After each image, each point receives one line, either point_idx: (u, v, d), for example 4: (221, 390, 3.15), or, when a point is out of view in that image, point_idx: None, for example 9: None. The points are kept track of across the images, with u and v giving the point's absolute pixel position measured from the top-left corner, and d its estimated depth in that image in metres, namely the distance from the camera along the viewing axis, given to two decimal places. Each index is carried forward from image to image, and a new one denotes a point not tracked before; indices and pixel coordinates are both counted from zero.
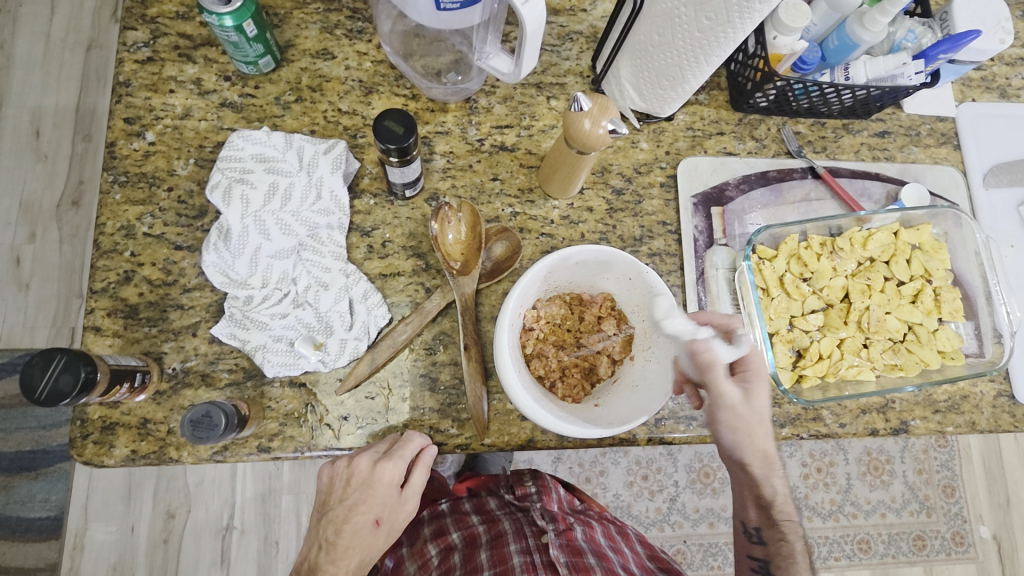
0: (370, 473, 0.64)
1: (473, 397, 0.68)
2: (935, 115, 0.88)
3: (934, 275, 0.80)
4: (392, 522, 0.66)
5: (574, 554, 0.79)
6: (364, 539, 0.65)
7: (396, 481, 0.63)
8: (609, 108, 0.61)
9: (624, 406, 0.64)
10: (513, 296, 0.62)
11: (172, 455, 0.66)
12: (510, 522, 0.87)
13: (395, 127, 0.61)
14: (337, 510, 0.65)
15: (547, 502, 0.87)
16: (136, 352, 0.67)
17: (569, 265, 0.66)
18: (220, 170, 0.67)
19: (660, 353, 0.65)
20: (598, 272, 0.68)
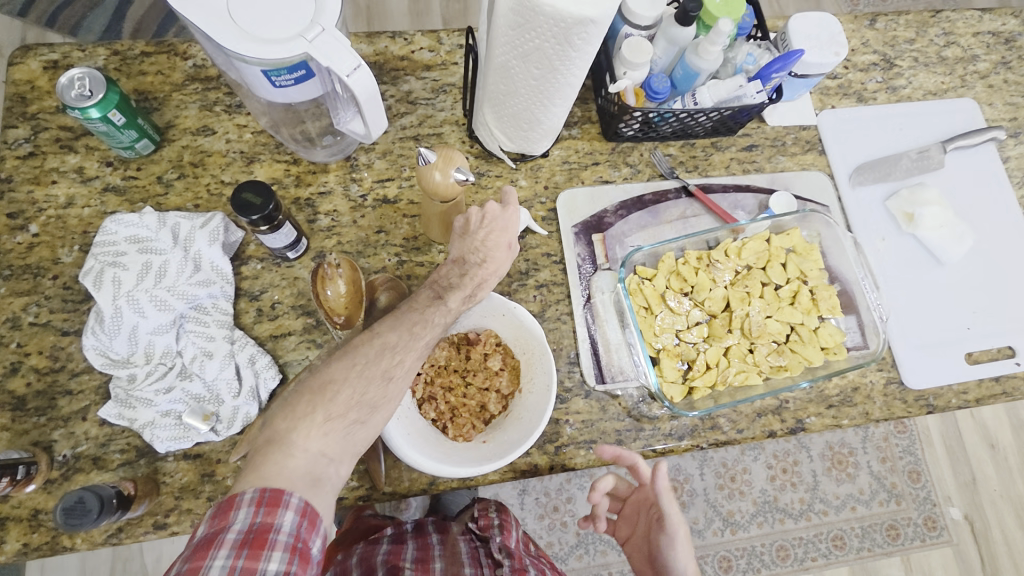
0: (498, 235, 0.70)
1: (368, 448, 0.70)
2: (798, 125, 0.94)
3: (809, 276, 0.84)
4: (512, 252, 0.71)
5: None
6: (500, 262, 0.68)
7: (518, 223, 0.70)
8: (455, 158, 0.65)
9: (508, 440, 0.66)
10: None
11: (65, 543, 0.66)
12: (465, 552, 0.88)
13: (252, 199, 0.64)
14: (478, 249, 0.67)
15: (506, 536, 0.87)
16: (25, 444, 0.68)
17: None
18: (94, 256, 0.68)
19: (539, 384, 0.67)
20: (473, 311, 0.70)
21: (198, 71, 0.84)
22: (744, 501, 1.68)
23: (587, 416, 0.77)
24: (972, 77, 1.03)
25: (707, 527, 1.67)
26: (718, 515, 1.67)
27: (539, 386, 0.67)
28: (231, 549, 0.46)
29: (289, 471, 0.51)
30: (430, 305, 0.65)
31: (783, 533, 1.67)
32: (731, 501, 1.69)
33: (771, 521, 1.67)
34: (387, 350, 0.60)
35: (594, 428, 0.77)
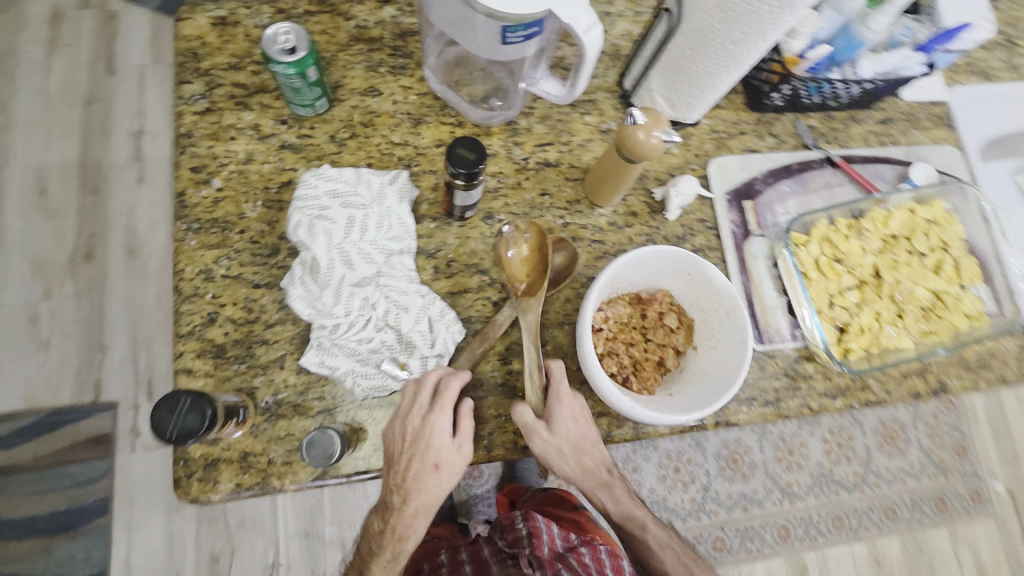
0: (404, 435, 0.68)
1: (557, 406, 0.70)
2: (930, 100, 0.96)
3: (950, 245, 0.87)
4: (450, 466, 0.69)
5: None
6: (428, 482, 0.69)
7: (447, 429, 0.67)
8: (661, 119, 0.67)
9: (698, 394, 0.70)
10: (591, 297, 0.68)
11: (275, 484, 0.68)
12: (498, 570, 0.86)
13: (466, 154, 0.66)
14: (402, 463, 0.68)
15: (536, 546, 0.84)
16: (229, 390, 0.70)
17: (634, 266, 0.72)
18: (299, 209, 0.69)
19: (725, 340, 0.71)
20: (658, 270, 0.74)
21: (361, 31, 0.84)
22: (802, 472, 1.71)
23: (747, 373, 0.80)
24: None
25: (766, 497, 1.68)
26: (778, 486, 1.69)
27: (727, 341, 0.71)
28: None
29: (419, 519, 0.72)
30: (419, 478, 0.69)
31: (839, 503, 1.70)
32: (790, 472, 1.71)
33: (828, 492, 1.71)
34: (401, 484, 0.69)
35: (754, 386, 0.80)
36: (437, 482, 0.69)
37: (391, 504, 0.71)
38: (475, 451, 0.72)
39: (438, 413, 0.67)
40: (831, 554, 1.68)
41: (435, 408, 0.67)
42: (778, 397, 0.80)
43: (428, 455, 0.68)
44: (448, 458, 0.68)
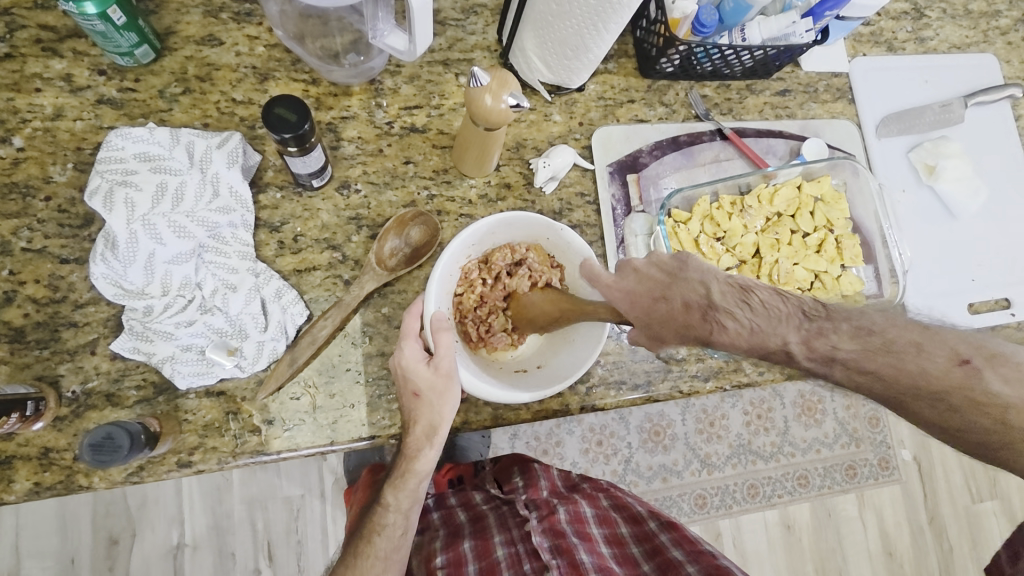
0: (399, 370, 0.63)
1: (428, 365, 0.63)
2: (831, 72, 0.92)
3: (835, 225, 0.84)
4: (431, 391, 0.62)
5: (558, 536, 0.79)
6: (420, 410, 0.63)
7: (418, 356, 0.62)
8: (509, 82, 0.60)
9: (564, 361, 0.67)
10: (435, 276, 0.64)
11: (81, 482, 0.62)
12: (495, 517, 0.90)
13: (286, 115, 0.58)
14: (403, 391, 0.64)
15: (533, 493, 0.90)
16: (28, 379, 0.62)
17: (491, 235, 0.68)
18: (100, 174, 0.61)
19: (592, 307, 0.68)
20: (518, 239, 0.70)
21: None
22: (721, 444, 1.70)
23: (620, 356, 0.77)
24: (993, 33, 1.02)
25: (685, 467, 1.68)
26: (696, 457, 1.68)
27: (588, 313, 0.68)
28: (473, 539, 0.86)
29: (422, 458, 0.66)
30: (412, 403, 0.63)
31: (754, 472, 1.70)
32: (708, 444, 1.70)
33: (744, 462, 1.70)
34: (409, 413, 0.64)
35: (626, 369, 0.77)
36: (441, 389, 0.62)
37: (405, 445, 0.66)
38: (316, 442, 0.67)
39: (402, 345, 0.63)
40: (744, 522, 1.69)
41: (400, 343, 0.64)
42: (649, 380, 0.77)
43: (406, 382, 0.63)
44: (425, 382, 0.62)
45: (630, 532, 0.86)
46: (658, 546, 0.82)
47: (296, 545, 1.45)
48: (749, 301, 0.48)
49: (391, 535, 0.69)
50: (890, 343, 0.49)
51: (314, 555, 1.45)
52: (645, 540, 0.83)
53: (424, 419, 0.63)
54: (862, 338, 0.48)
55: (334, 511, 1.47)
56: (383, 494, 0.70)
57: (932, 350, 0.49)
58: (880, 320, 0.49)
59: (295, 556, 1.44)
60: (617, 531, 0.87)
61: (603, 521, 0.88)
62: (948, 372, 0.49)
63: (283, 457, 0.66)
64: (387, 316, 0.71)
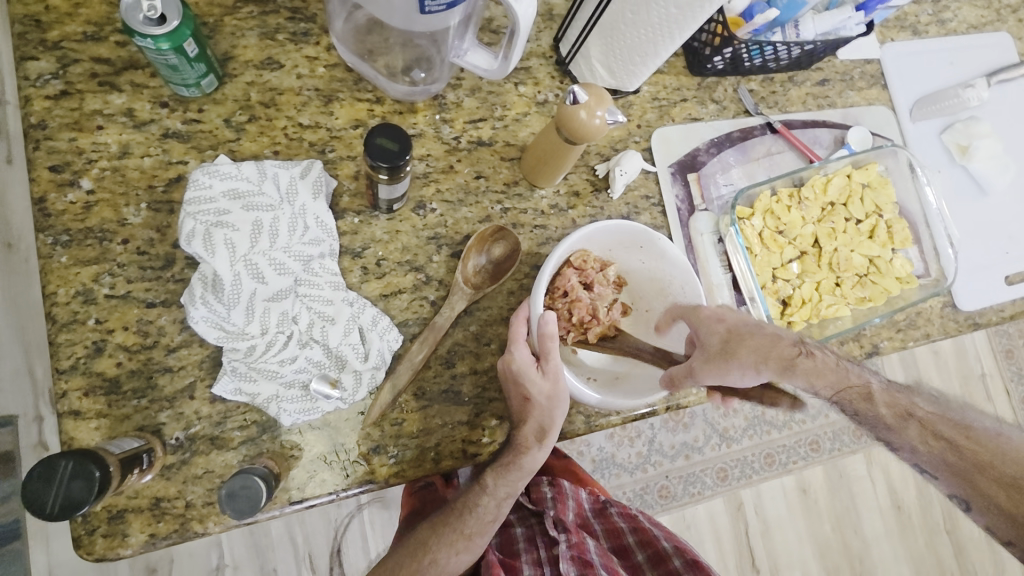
0: (511, 373, 0.65)
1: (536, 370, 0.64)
2: (864, 59, 0.95)
3: (884, 209, 0.88)
4: (542, 394, 0.64)
5: (585, 567, 0.81)
6: (529, 413, 0.65)
7: (529, 362, 0.64)
8: (604, 98, 0.60)
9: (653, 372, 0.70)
10: (542, 276, 0.65)
11: (197, 528, 0.61)
12: (524, 530, 0.90)
13: (388, 144, 0.57)
14: (512, 396, 0.66)
15: (562, 511, 0.87)
16: (130, 430, 0.61)
17: (586, 240, 0.70)
18: (193, 216, 0.58)
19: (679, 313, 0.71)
20: (608, 243, 0.72)
21: None
22: (738, 417, 1.75)
23: None
24: (1005, 11, 1.06)
25: (706, 444, 1.73)
26: (716, 432, 1.73)
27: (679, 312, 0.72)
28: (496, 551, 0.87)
29: (527, 460, 0.67)
30: (522, 407, 0.65)
31: (770, 442, 1.77)
32: (726, 417, 1.75)
33: (760, 432, 1.75)
34: (519, 416, 0.66)
35: None
36: (554, 392, 0.65)
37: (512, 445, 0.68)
38: (421, 465, 0.68)
39: (514, 350, 0.65)
40: (765, 489, 1.76)
41: (509, 348, 0.66)
42: None
43: (517, 387, 0.65)
44: (536, 386, 0.64)
45: (647, 559, 0.88)
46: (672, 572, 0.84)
47: (337, 555, 1.45)
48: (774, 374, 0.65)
49: (479, 516, 0.70)
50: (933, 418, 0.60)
51: (356, 562, 1.45)
52: None
53: (534, 422, 0.65)
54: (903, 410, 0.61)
55: (371, 517, 1.48)
56: (483, 477, 0.70)
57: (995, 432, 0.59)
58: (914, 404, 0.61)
59: (337, 566, 1.44)
60: (635, 559, 0.89)
61: (621, 550, 0.90)
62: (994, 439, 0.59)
63: (391, 482, 0.67)
64: (476, 334, 0.72)
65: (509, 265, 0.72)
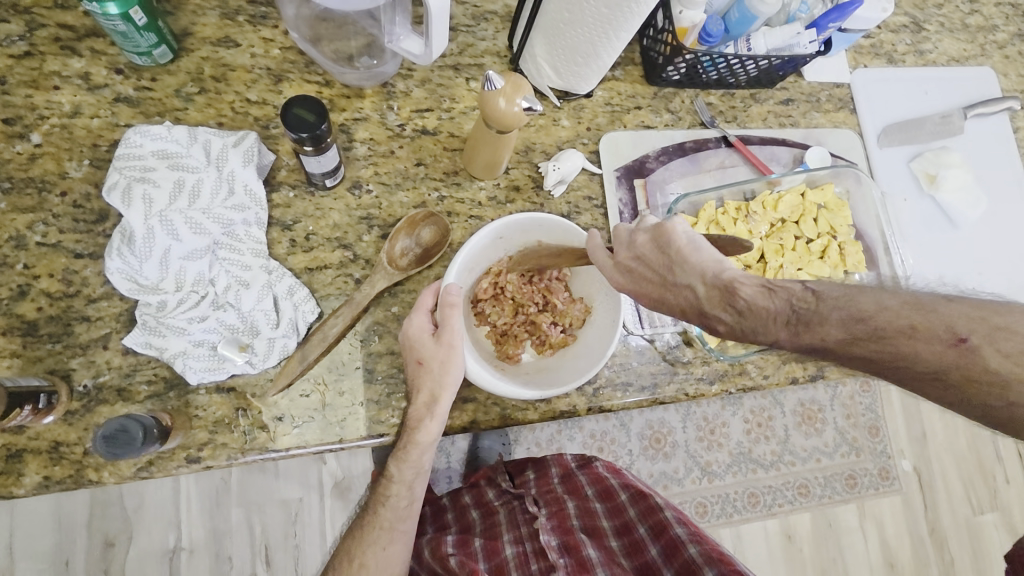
0: (406, 339, 0.66)
1: (433, 339, 0.65)
2: (833, 82, 0.94)
3: (839, 231, 0.86)
4: (433, 361, 0.64)
5: (565, 535, 0.82)
6: (421, 379, 0.65)
7: (426, 327, 0.65)
8: (523, 86, 0.61)
9: (562, 374, 0.69)
10: (458, 261, 0.66)
11: (91, 476, 0.62)
12: (505, 513, 0.88)
13: (305, 115, 0.59)
14: (409, 361, 0.66)
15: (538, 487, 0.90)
16: (40, 372, 0.63)
17: (519, 232, 0.71)
18: (118, 170, 0.63)
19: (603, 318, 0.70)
20: (546, 239, 0.72)
21: None
22: (721, 452, 1.57)
23: (626, 359, 0.79)
24: (990, 46, 1.04)
25: (686, 476, 1.55)
26: (697, 465, 1.56)
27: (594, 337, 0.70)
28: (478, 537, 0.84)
29: (419, 434, 0.66)
30: (415, 375, 0.65)
31: (754, 481, 1.58)
32: (709, 451, 1.57)
33: (744, 471, 1.58)
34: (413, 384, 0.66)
35: (631, 372, 0.79)
36: (446, 358, 0.64)
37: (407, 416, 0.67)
38: (324, 440, 0.67)
39: (412, 316, 0.66)
40: (745, 531, 1.57)
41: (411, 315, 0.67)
42: (654, 383, 0.79)
43: (411, 352, 0.66)
44: (430, 352, 0.64)
45: (629, 499, 0.88)
46: (652, 508, 0.84)
47: (293, 549, 1.37)
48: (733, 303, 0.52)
49: (395, 505, 0.73)
50: (879, 330, 0.49)
51: (311, 560, 1.37)
52: (647, 513, 0.84)
53: (426, 394, 0.65)
54: (850, 327, 0.50)
55: (330, 516, 1.39)
56: (389, 464, 0.71)
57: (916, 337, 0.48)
58: (870, 305, 0.50)
59: (292, 561, 1.36)
60: (618, 500, 0.89)
61: (605, 495, 0.90)
62: (942, 353, 0.48)
63: (291, 453, 0.66)
64: (397, 316, 0.72)
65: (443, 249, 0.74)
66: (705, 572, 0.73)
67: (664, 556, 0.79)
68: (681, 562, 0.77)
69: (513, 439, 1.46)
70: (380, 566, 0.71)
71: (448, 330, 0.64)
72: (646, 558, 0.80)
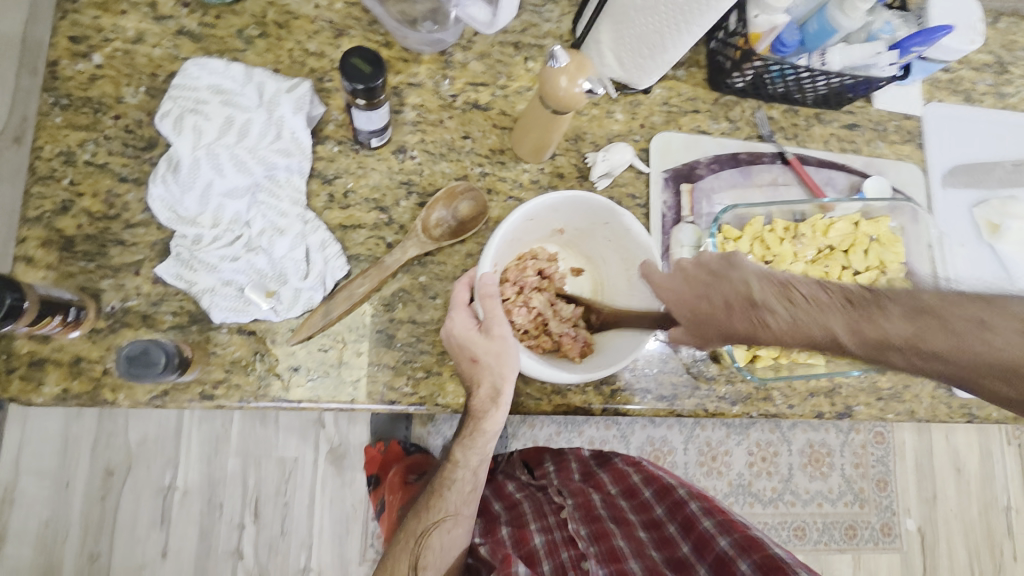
0: (455, 339, 0.65)
1: (481, 334, 0.63)
2: (903, 113, 0.90)
3: (888, 267, 0.81)
4: (489, 357, 0.63)
5: (592, 523, 0.81)
6: (478, 376, 0.64)
7: (469, 324, 0.64)
8: (586, 66, 0.60)
9: (610, 346, 0.67)
10: (491, 246, 0.63)
11: (106, 396, 0.62)
12: (530, 505, 0.88)
13: (361, 66, 0.58)
14: (460, 362, 0.65)
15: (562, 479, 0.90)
16: (71, 287, 0.63)
17: (550, 211, 0.68)
18: (173, 99, 0.64)
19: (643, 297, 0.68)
20: (576, 220, 0.70)
21: None
22: (720, 480, 1.52)
23: (648, 364, 0.76)
24: None
25: None
26: None
27: (642, 296, 0.68)
28: (506, 526, 0.84)
29: (489, 422, 0.66)
30: (468, 370, 0.65)
31: (751, 515, 1.52)
32: (708, 477, 1.52)
33: (740, 503, 1.52)
34: (471, 380, 0.65)
35: (651, 379, 0.76)
36: (501, 350, 0.63)
37: (471, 409, 0.67)
38: (336, 397, 0.67)
39: (453, 315, 0.65)
40: None
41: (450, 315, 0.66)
42: (674, 394, 0.76)
43: (462, 350, 0.64)
44: (480, 348, 0.63)
45: (654, 494, 0.86)
46: (678, 502, 0.82)
47: (283, 507, 1.38)
48: (793, 299, 0.54)
49: (461, 489, 0.72)
50: (947, 318, 0.50)
51: (300, 521, 1.38)
52: (674, 507, 0.82)
53: (490, 383, 0.64)
54: (914, 315, 0.51)
55: (325, 479, 1.40)
56: (453, 450, 0.71)
57: (992, 325, 0.49)
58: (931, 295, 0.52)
59: (281, 520, 1.38)
60: (642, 496, 0.86)
61: (628, 492, 0.88)
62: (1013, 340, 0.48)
63: (302, 405, 0.66)
64: (423, 285, 0.71)
65: (478, 219, 0.72)
66: (740, 565, 0.71)
67: (695, 552, 0.75)
68: (713, 555, 0.74)
69: (512, 433, 1.43)
70: (443, 550, 0.71)
71: (490, 325, 0.63)
72: (676, 554, 0.77)
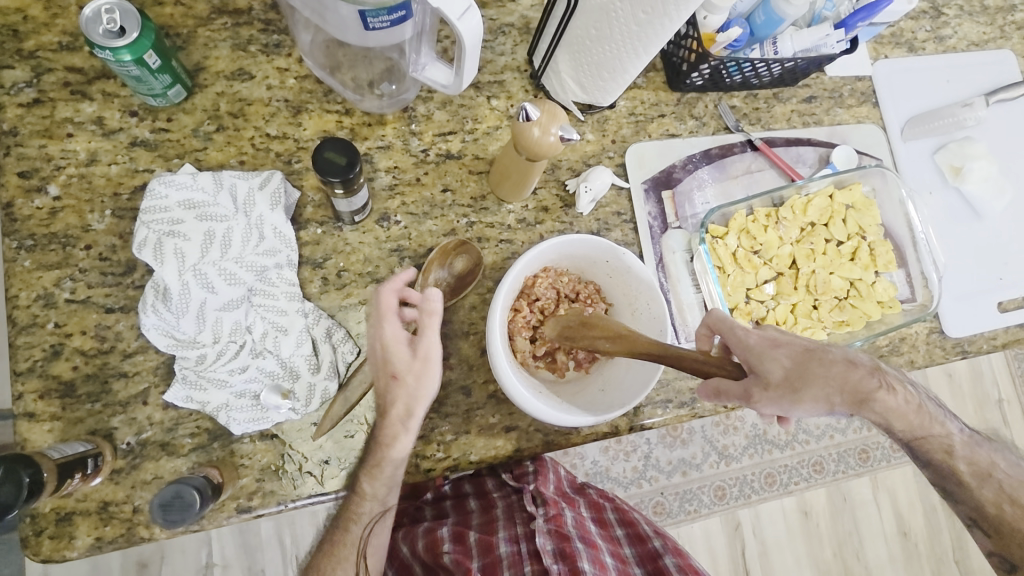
0: (379, 351, 0.60)
1: (401, 353, 0.60)
2: (855, 76, 0.92)
3: (868, 231, 0.85)
4: (411, 376, 0.59)
5: (562, 540, 0.76)
6: (392, 394, 0.60)
7: (399, 337, 0.60)
8: (558, 114, 0.60)
9: (620, 384, 0.67)
10: (500, 300, 0.64)
11: (143, 534, 0.61)
12: (504, 508, 0.82)
13: (336, 159, 0.57)
14: (378, 377, 0.61)
15: (541, 483, 0.82)
16: (82, 433, 0.62)
17: (552, 254, 0.68)
18: (146, 225, 0.63)
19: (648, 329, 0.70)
20: (577, 258, 0.70)
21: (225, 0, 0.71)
22: (737, 435, 1.55)
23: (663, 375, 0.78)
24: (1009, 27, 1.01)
25: (705, 460, 1.52)
26: (714, 449, 1.53)
27: (648, 327, 0.70)
28: (473, 531, 0.80)
29: (394, 450, 0.61)
30: (387, 389, 0.60)
31: (771, 461, 1.56)
32: (725, 435, 1.55)
33: (760, 451, 1.56)
34: (386, 400, 0.61)
35: (669, 388, 0.78)
36: (420, 372, 0.59)
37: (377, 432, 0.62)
38: None
39: (383, 322, 0.60)
40: (764, 510, 1.55)
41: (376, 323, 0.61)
42: (692, 397, 0.78)
43: (386, 365, 0.60)
44: (402, 364, 0.59)
45: (624, 536, 0.89)
46: (653, 552, 0.85)
47: None
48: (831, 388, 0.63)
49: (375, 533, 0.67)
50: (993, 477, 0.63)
51: None
52: (646, 556, 0.85)
53: (400, 410, 0.60)
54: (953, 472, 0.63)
55: None
56: (360, 484, 0.64)
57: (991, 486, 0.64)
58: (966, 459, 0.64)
59: None
60: (614, 533, 0.89)
61: (600, 525, 0.89)
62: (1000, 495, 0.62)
63: (339, 495, 0.66)
64: None
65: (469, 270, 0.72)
66: None
67: None
68: None
69: None
70: None
71: (420, 341, 0.59)
72: None
